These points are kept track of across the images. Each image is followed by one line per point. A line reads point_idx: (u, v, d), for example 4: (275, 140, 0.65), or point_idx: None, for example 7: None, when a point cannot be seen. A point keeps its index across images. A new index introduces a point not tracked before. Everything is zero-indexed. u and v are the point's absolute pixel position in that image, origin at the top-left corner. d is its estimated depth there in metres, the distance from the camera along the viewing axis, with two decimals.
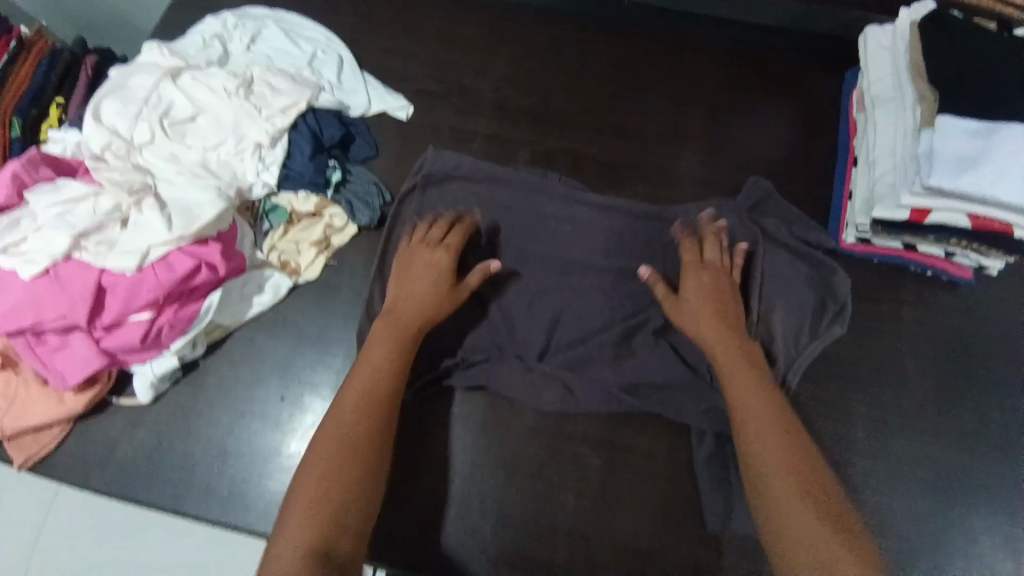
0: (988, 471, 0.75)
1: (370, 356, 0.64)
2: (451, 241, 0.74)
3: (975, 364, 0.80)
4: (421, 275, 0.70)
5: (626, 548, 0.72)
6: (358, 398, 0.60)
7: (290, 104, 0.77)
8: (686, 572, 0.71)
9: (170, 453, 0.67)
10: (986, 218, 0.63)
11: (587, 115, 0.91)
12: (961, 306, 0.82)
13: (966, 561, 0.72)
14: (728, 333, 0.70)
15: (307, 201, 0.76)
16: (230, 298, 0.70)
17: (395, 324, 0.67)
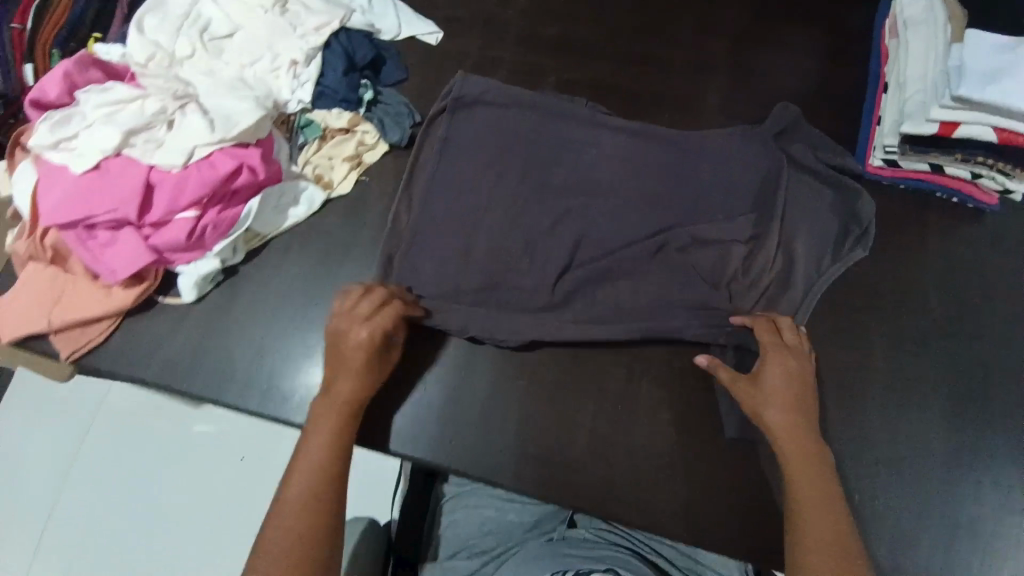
0: (995, 405, 0.75)
1: (315, 431, 0.65)
2: (378, 311, 0.71)
3: (993, 300, 0.78)
4: (354, 345, 0.69)
5: (635, 460, 0.73)
6: (312, 469, 0.63)
7: (323, 21, 0.85)
8: (697, 489, 0.72)
9: (212, 348, 0.80)
10: (1010, 132, 0.65)
11: (610, 43, 0.92)
12: (993, 242, 0.80)
13: (965, 490, 0.72)
14: (804, 432, 0.66)
15: (340, 117, 0.84)
16: (267, 207, 0.81)
17: (343, 396, 0.67)
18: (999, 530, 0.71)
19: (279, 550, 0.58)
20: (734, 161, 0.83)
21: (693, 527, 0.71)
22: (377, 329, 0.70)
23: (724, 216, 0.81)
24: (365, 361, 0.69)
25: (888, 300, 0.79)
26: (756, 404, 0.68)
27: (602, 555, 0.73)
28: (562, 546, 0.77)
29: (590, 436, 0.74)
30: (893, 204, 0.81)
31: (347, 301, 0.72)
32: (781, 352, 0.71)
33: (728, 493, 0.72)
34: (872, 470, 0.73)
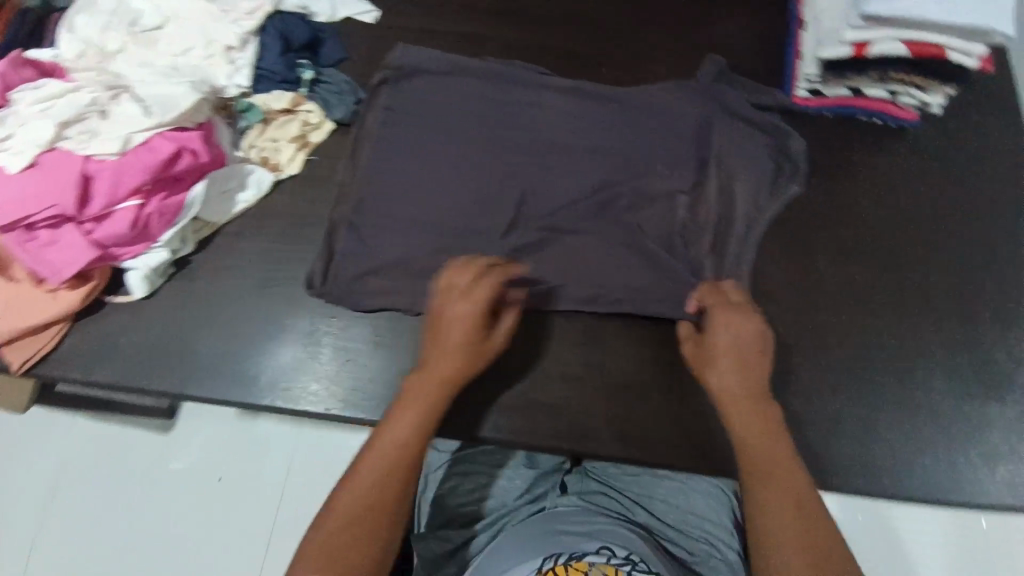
0: (955, 307, 0.76)
1: (404, 415, 0.64)
2: (485, 291, 0.67)
3: (942, 206, 0.80)
4: (456, 320, 0.67)
5: (606, 401, 0.75)
6: (394, 450, 0.62)
7: (255, 5, 0.85)
8: (667, 421, 0.74)
9: (171, 341, 0.77)
10: (921, 44, 0.69)
11: (546, 6, 0.93)
12: (932, 152, 0.82)
13: (938, 391, 0.73)
14: (746, 397, 0.65)
15: (281, 99, 0.84)
16: (214, 193, 0.79)
17: (428, 384, 0.65)
18: (970, 426, 0.72)
19: (345, 525, 0.58)
20: (677, 104, 0.85)
21: (668, 455, 0.73)
22: (475, 311, 0.66)
23: (674, 158, 0.82)
24: (456, 348, 0.66)
25: (844, 215, 0.80)
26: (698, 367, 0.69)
27: (596, 527, 0.72)
28: (554, 519, 0.75)
29: (562, 380, 0.76)
30: (837, 127, 0.83)
31: (456, 270, 0.69)
32: (723, 311, 0.69)
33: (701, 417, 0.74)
34: (850, 382, 0.73)
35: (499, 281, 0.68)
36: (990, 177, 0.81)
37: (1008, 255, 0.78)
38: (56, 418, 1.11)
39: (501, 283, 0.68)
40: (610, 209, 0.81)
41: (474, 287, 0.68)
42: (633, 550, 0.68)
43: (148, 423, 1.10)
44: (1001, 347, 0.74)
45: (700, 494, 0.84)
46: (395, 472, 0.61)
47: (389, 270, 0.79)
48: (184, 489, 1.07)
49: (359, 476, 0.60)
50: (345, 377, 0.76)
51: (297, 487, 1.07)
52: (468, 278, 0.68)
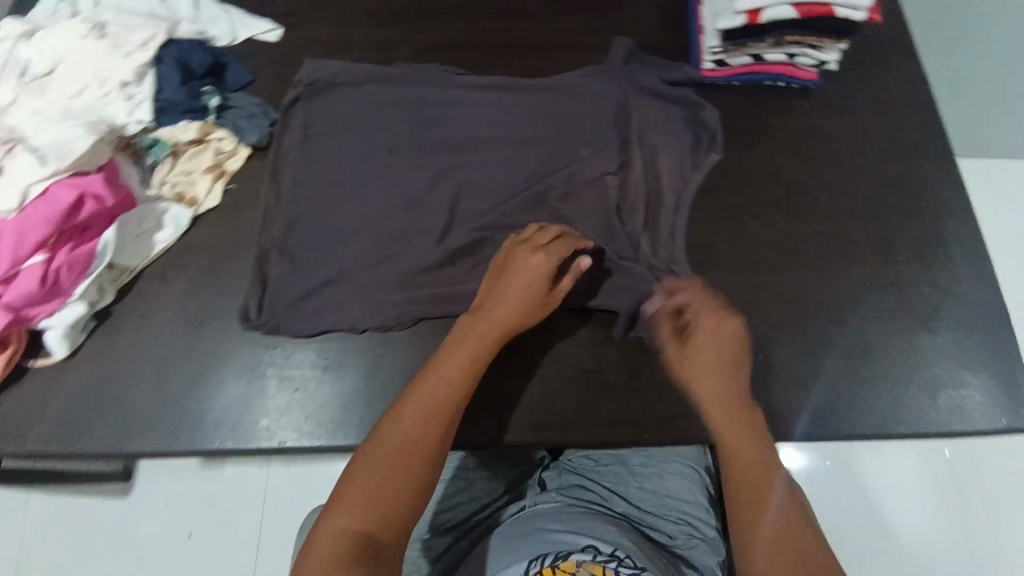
0: (881, 248, 0.80)
1: (450, 357, 0.65)
2: (556, 245, 0.71)
3: (854, 156, 0.84)
4: (524, 273, 0.69)
5: (565, 390, 0.74)
6: (440, 388, 0.63)
7: (147, 35, 0.81)
8: (628, 398, 0.74)
9: (104, 397, 0.73)
10: (807, 6, 0.72)
11: (454, 6, 0.93)
12: (837, 105, 0.86)
13: (876, 331, 0.76)
14: (726, 387, 0.67)
15: (187, 130, 0.81)
16: (127, 237, 0.76)
17: (478, 339, 0.66)
18: (909, 359, 0.75)
19: (391, 455, 0.58)
20: (593, 89, 0.86)
21: (634, 430, 0.73)
22: (546, 262, 0.69)
23: (597, 141, 0.83)
24: (523, 296, 0.69)
25: (764, 177, 0.83)
26: (682, 364, 0.69)
27: (581, 522, 0.70)
28: (537, 519, 0.73)
29: (517, 374, 0.75)
30: (745, 94, 0.86)
31: (527, 231, 0.74)
32: (705, 310, 0.71)
33: (655, 390, 0.75)
34: (790, 336, 0.76)
35: (563, 238, 0.72)
36: (892, 124, 0.85)
37: (918, 195, 0.82)
38: (10, 497, 1.04)
39: (565, 241, 0.72)
40: (543, 198, 0.80)
41: (546, 244, 0.71)
42: (618, 545, 0.67)
43: (106, 490, 1.05)
44: (924, 283, 0.78)
45: (675, 475, 0.82)
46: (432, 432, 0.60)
47: (327, 291, 0.76)
48: (151, 556, 1.01)
49: (404, 421, 0.60)
50: (296, 407, 0.73)
51: (270, 532, 1.03)
52: (539, 237, 0.72)
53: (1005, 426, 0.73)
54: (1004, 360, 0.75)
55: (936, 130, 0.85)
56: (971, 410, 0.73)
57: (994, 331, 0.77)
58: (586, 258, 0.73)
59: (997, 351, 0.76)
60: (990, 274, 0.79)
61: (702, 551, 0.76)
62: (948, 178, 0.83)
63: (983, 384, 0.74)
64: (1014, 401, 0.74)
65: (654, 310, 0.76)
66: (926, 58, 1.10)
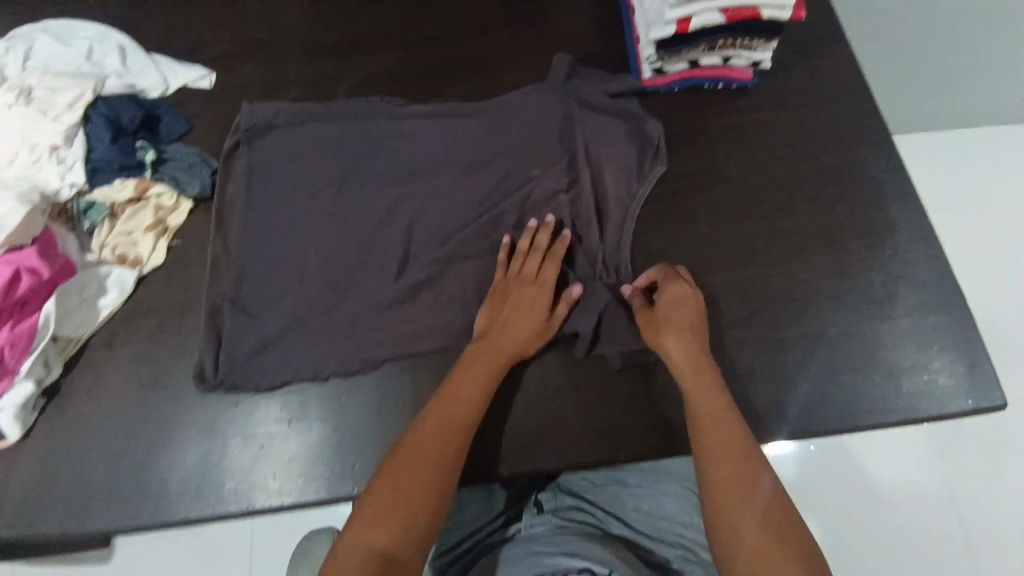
0: (839, 238, 0.80)
1: (457, 383, 0.67)
2: (548, 271, 0.74)
3: (802, 149, 0.84)
4: (520, 307, 0.72)
5: (536, 419, 0.72)
6: (447, 413, 0.65)
7: (74, 95, 0.79)
8: (601, 422, 0.72)
9: (59, 476, 0.70)
10: (733, 10, 0.74)
11: (391, 35, 0.92)
12: (779, 102, 0.86)
13: (844, 322, 0.76)
14: (699, 362, 0.69)
15: (124, 188, 0.78)
16: (69, 305, 0.73)
17: (485, 365, 0.68)
18: (878, 347, 0.75)
19: (405, 479, 0.60)
20: (538, 106, 0.85)
21: (612, 451, 0.71)
22: (541, 292, 0.73)
23: (547, 158, 0.82)
24: (526, 326, 0.71)
25: (714, 179, 0.82)
26: (655, 336, 0.71)
27: (577, 543, 0.69)
28: (533, 542, 0.72)
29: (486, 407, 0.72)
30: (686, 98, 0.86)
31: (515, 256, 0.75)
32: (668, 294, 0.73)
33: (630, 406, 0.73)
34: (755, 336, 0.75)
35: (553, 260, 0.75)
36: (831, 115, 0.86)
37: (863, 182, 0.82)
38: None
39: (556, 263, 0.75)
40: (497, 221, 0.78)
41: (538, 273, 0.74)
42: (613, 566, 0.65)
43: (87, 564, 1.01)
44: (877, 268, 0.78)
45: (670, 497, 0.84)
46: (435, 456, 0.62)
47: (282, 340, 0.73)
48: None
49: (415, 446, 0.62)
50: (262, 465, 0.70)
51: None
52: (529, 265, 0.74)
53: (972, 406, 0.72)
54: (965, 339, 0.75)
55: (874, 116, 0.86)
56: (936, 394, 0.73)
57: (951, 310, 0.77)
58: (579, 286, 0.75)
59: (956, 330, 0.76)
60: (941, 253, 0.79)
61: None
62: (892, 162, 0.83)
63: (945, 366, 0.74)
64: (978, 380, 0.74)
65: (616, 326, 0.75)
66: (862, 42, 1.12)
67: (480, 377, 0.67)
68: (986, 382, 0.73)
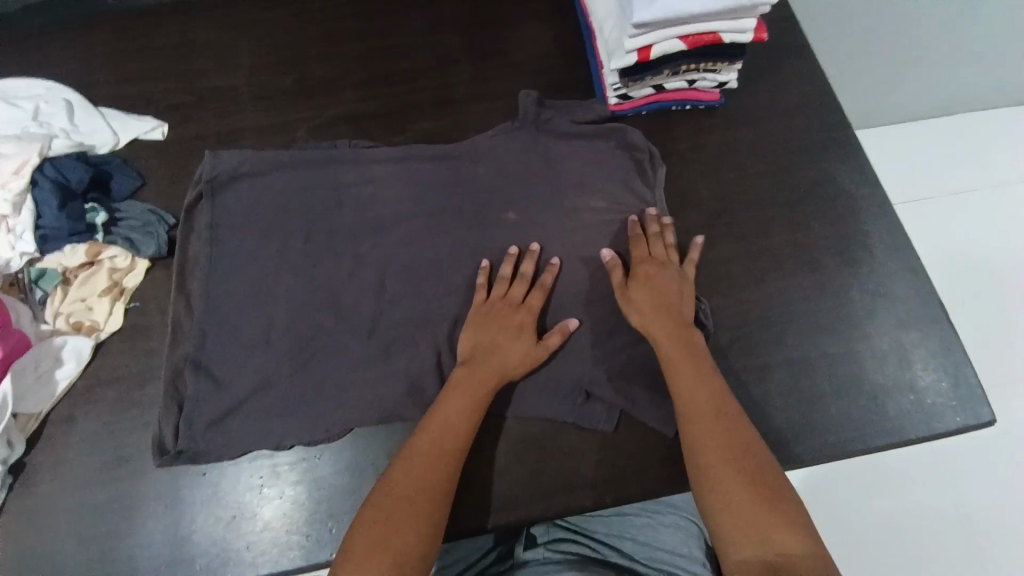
0: (818, 258, 0.78)
1: (446, 411, 0.64)
2: (534, 299, 0.72)
3: (774, 168, 0.82)
4: (509, 331, 0.69)
5: (538, 462, 0.70)
6: (433, 437, 0.62)
7: (19, 161, 0.76)
8: (602, 462, 0.70)
9: (21, 564, 0.66)
10: (693, 36, 0.72)
11: (347, 75, 0.89)
12: (746, 120, 0.85)
13: (829, 346, 0.73)
14: (682, 336, 0.67)
15: (76, 254, 0.75)
16: (24, 382, 0.70)
17: (474, 385, 0.66)
18: (865, 368, 0.73)
19: (389, 514, 0.57)
20: (503, 139, 0.82)
21: (608, 495, 0.68)
22: (529, 316, 0.70)
23: (515, 192, 0.79)
24: (513, 350, 0.68)
25: (686, 203, 0.80)
26: (633, 308, 0.70)
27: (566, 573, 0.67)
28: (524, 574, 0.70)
29: (478, 463, 0.69)
30: (653, 123, 0.85)
31: (497, 284, 0.73)
32: (648, 263, 0.72)
33: (623, 447, 0.70)
34: (740, 365, 0.72)
35: (540, 288, 0.73)
36: (796, 131, 0.84)
37: (835, 197, 0.81)
38: None
39: (544, 294, 0.72)
40: (469, 263, 0.76)
41: (524, 299, 0.72)
42: None
43: None
44: (855, 286, 0.76)
45: (667, 527, 0.81)
46: (449, 447, 0.62)
47: (248, 404, 0.70)
48: None
49: (404, 476, 0.59)
50: (234, 537, 0.67)
51: None
52: (514, 290, 0.72)
53: (959, 423, 0.71)
54: (946, 353, 0.74)
55: (842, 130, 0.85)
56: (922, 413, 0.71)
57: (932, 325, 0.75)
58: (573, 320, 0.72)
59: (941, 346, 0.74)
60: (916, 266, 0.78)
61: None
62: (866, 176, 0.82)
63: (931, 383, 0.72)
64: (965, 395, 0.72)
65: (598, 366, 0.72)
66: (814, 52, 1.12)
67: (473, 388, 0.66)
68: (971, 396, 0.72)
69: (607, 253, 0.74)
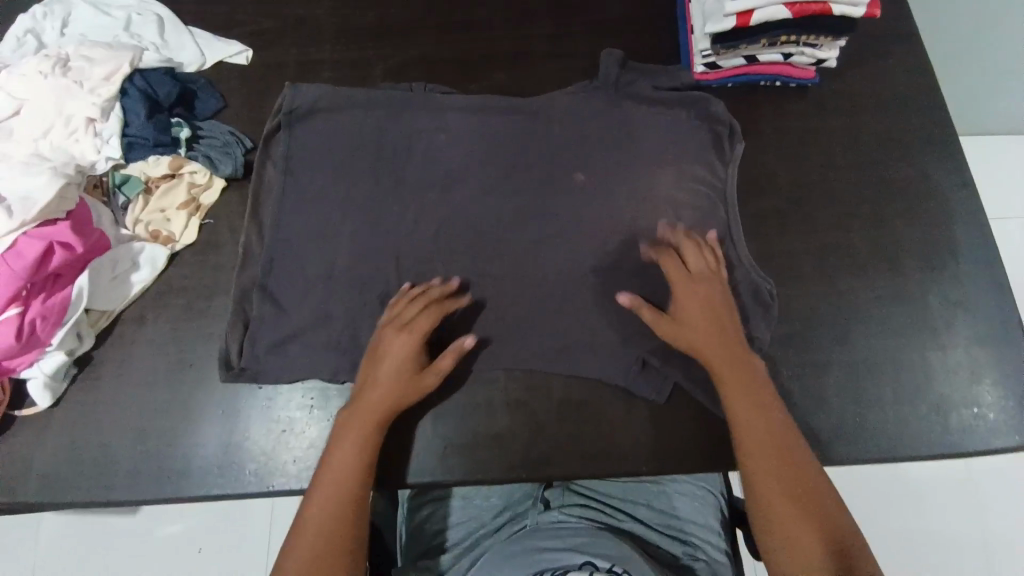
0: (895, 257, 0.74)
1: (339, 453, 0.63)
2: (422, 319, 0.68)
3: (862, 158, 0.78)
4: (394, 358, 0.66)
5: (581, 423, 0.71)
6: (334, 480, 0.61)
7: (110, 68, 0.78)
8: (645, 432, 0.70)
9: (86, 447, 0.71)
10: (800, 4, 0.69)
11: (429, 16, 0.88)
12: (838, 104, 0.81)
13: (895, 349, 0.71)
14: (732, 352, 0.65)
15: (159, 164, 0.78)
16: (102, 281, 0.73)
17: (359, 421, 0.64)
18: (929, 377, 0.70)
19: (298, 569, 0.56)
20: (581, 99, 0.80)
21: (645, 463, 0.69)
22: (412, 341, 0.67)
23: (588, 154, 0.78)
24: (399, 376, 0.66)
25: (762, 186, 0.78)
26: (684, 336, 0.66)
27: (577, 538, 0.67)
28: (534, 537, 0.69)
29: (522, 416, 0.71)
30: (739, 96, 0.81)
31: (391, 309, 0.69)
32: (693, 283, 0.68)
33: (667, 420, 0.71)
34: (798, 356, 0.71)
35: (433, 308, 0.68)
36: (891, 122, 0.80)
37: (923, 196, 0.77)
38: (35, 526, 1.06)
39: (435, 312, 0.68)
40: (532, 220, 0.76)
41: (412, 319, 0.68)
42: (615, 561, 0.62)
43: (123, 513, 1.08)
44: (933, 292, 0.73)
45: (685, 497, 0.80)
46: (350, 489, 0.61)
47: (308, 332, 0.73)
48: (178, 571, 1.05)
49: (306, 528, 0.59)
50: (281, 449, 0.71)
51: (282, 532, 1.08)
52: (405, 312, 0.69)
53: (1019, 443, 0.68)
54: (1019, 371, 0.70)
55: (941, 125, 0.80)
56: (982, 428, 0.69)
57: (1008, 341, 0.72)
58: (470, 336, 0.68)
59: (1014, 363, 0.71)
60: (1000, 279, 0.74)
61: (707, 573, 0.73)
62: (960, 176, 0.78)
63: (996, 399, 0.70)
64: None
65: (652, 339, 0.71)
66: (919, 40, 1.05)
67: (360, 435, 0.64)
68: None
69: (624, 297, 0.67)
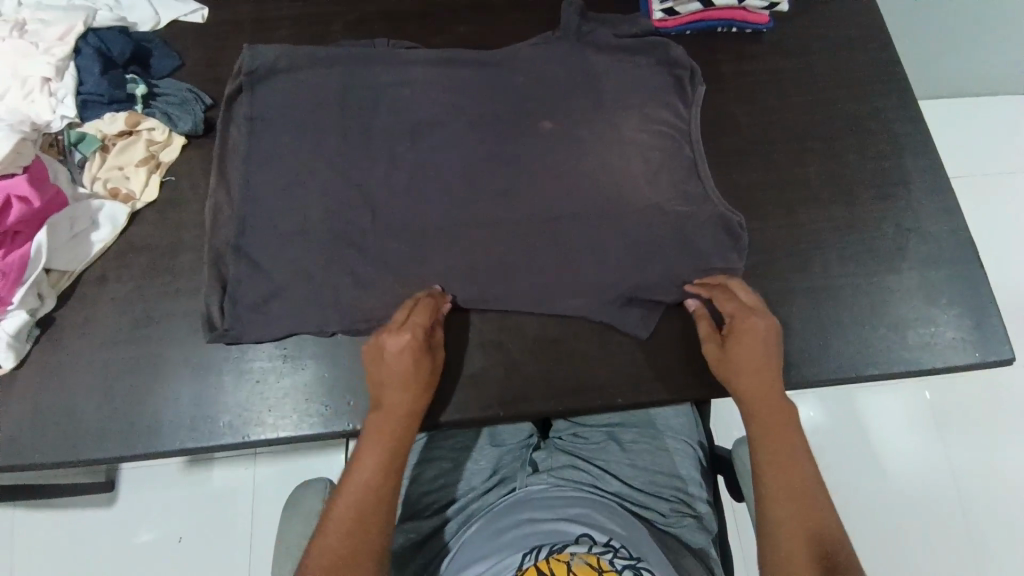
0: (854, 191, 0.77)
1: (362, 465, 0.60)
2: (416, 319, 0.66)
3: (818, 98, 0.81)
4: (398, 358, 0.64)
5: (555, 362, 0.72)
6: (360, 494, 0.59)
7: (64, 28, 0.76)
8: (618, 368, 0.72)
9: (53, 409, 0.69)
10: None
11: None
12: (793, 47, 0.83)
13: (857, 278, 0.74)
14: (772, 391, 0.65)
15: (114, 122, 0.76)
16: (60, 239, 0.71)
17: (382, 432, 0.62)
18: (889, 301, 0.73)
19: None
20: (545, 48, 0.81)
21: (619, 397, 0.71)
22: (417, 341, 0.65)
23: (553, 102, 0.79)
24: (408, 376, 0.64)
25: (724, 128, 0.80)
26: (732, 372, 0.66)
27: (571, 509, 0.68)
28: (526, 507, 0.69)
29: (497, 357, 0.72)
30: (698, 43, 0.83)
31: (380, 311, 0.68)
32: (746, 317, 0.67)
33: (638, 355, 0.73)
34: (762, 288, 0.73)
35: (425, 309, 0.68)
36: (844, 63, 0.83)
37: (878, 132, 0.80)
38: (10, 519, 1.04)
39: (426, 309, 0.68)
40: (501, 167, 0.76)
41: (406, 320, 0.67)
42: (612, 536, 0.64)
43: (98, 500, 1.06)
44: (890, 223, 0.76)
45: (669, 452, 0.80)
46: (374, 501, 0.59)
47: (279, 285, 0.72)
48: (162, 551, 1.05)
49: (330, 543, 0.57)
50: (257, 400, 0.71)
51: (265, 505, 1.07)
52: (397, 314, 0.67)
53: (976, 359, 0.72)
54: (971, 292, 0.74)
55: (890, 65, 0.83)
56: (940, 346, 0.72)
57: (960, 264, 0.75)
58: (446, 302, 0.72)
59: (967, 284, 0.75)
60: (952, 207, 0.77)
61: (692, 528, 0.76)
62: (910, 112, 0.81)
63: (952, 319, 0.73)
64: (985, 333, 0.73)
65: (621, 277, 0.73)
66: None
67: (378, 456, 0.61)
68: (989, 335, 0.73)
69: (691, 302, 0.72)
